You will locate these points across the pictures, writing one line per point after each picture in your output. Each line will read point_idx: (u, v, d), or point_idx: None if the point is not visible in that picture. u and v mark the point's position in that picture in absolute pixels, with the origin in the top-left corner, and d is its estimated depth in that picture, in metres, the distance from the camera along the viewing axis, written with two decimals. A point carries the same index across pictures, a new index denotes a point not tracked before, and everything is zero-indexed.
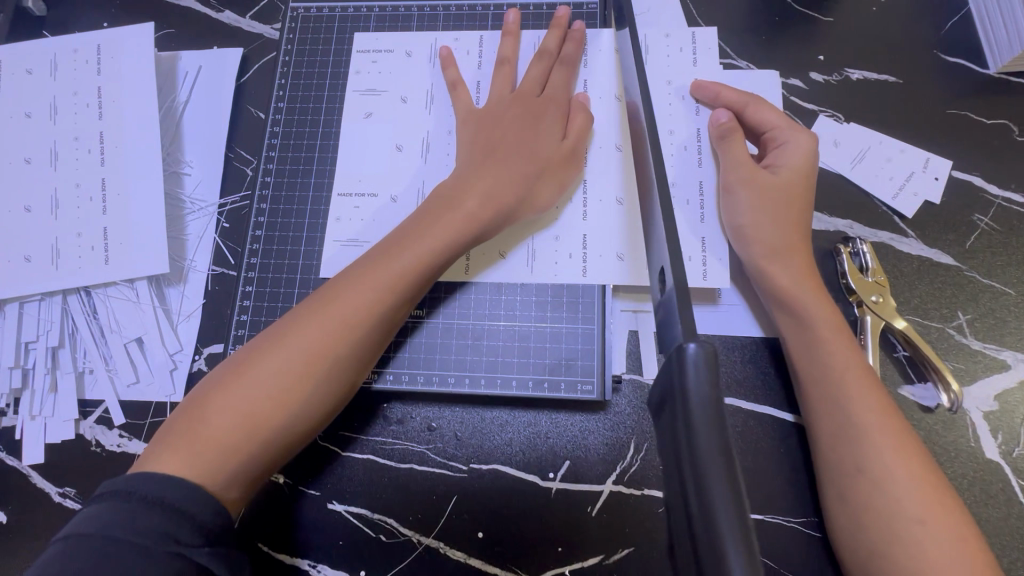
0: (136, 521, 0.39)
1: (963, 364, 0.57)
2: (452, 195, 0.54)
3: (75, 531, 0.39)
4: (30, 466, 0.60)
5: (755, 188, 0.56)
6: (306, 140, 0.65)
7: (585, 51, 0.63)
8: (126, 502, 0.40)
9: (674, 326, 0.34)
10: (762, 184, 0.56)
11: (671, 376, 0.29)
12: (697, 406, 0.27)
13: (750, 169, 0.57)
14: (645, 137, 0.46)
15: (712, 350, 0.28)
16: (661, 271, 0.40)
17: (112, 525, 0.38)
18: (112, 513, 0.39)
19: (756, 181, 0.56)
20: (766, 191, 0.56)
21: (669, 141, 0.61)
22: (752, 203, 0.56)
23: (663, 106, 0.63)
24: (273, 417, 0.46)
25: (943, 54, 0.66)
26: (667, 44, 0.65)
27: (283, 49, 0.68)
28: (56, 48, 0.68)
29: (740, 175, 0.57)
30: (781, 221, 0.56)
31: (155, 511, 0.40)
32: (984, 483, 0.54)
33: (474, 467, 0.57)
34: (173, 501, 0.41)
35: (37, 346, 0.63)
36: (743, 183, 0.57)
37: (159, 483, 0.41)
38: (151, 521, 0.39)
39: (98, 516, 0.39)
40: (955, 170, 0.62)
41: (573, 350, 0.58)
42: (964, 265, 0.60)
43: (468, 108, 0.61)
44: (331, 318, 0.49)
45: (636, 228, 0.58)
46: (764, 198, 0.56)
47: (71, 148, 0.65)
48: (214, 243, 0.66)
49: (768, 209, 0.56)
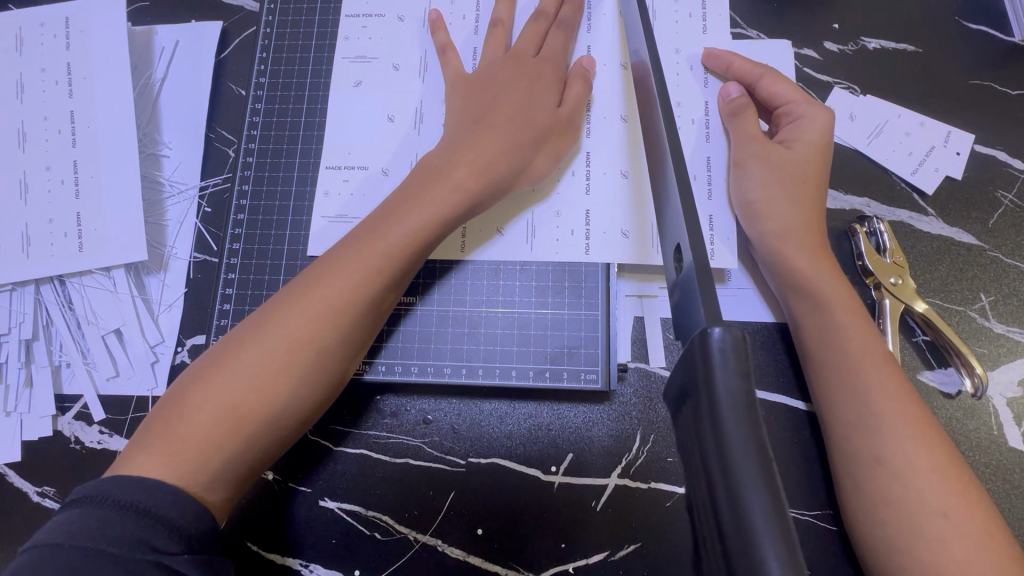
0: (111, 529, 0.36)
1: (985, 348, 0.54)
2: (442, 166, 0.51)
3: (43, 540, 0.36)
4: (6, 465, 0.57)
5: (765, 165, 0.53)
6: (290, 117, 0.61)
7: (586, 16, 0.59)
8: (100, 508, 0.37)
9: (695, 307, 0.32)
10: (773, 160, 0.53)
11: (695, 366, 0.26)
12: (725, 394, 0.24)
13: (761, 145, 0.54)
14: (655, 106, 0.43)
15: (741, 335, 0.25)
16: (677, 248, 0.37)
17: (85, 534, 0.35)
18: (85, 521, 0.36)
19: (767, 156, 0.53)
20: (777, 168, 0.53)
21: (676, 114, 0.58)
22: (763, 182, 0.53)
23: (668, 76, 0.59)
24: (258, 410, 0.43)
25: (965, 21, 0.62)
26: (675, 8, 0.61)
27: (265, 20, 0.64)
28: (22, 22, 0.63)
29: (750, 152, 0.54)
30: (794, 200, 0.52)
31: (130, 517, 0.37)
32: (1006, 472, 0.51)
33: (473, 461, 0.55)
34: (153, 506, 0.38)
35: (10, 339, 0.60)
36: (754, 160, 0.53)
37: (137, 487, 0.38)
38: (125, 528, 0.36)
39: (70, 524, 0.36)
40: (978, 144, 0.59)
41: (576, 338, 0.54)
42: (986, 244, 0.56)
43: (461, 75, 0.57)
44: (316, 301, 0.45)
45: (644, 200, 0.55)
46: (773, 177, 0.53)
47: (40, 128, 0.61)
48: (195, 228, 0.62)
49: (779, 187, 0.52)
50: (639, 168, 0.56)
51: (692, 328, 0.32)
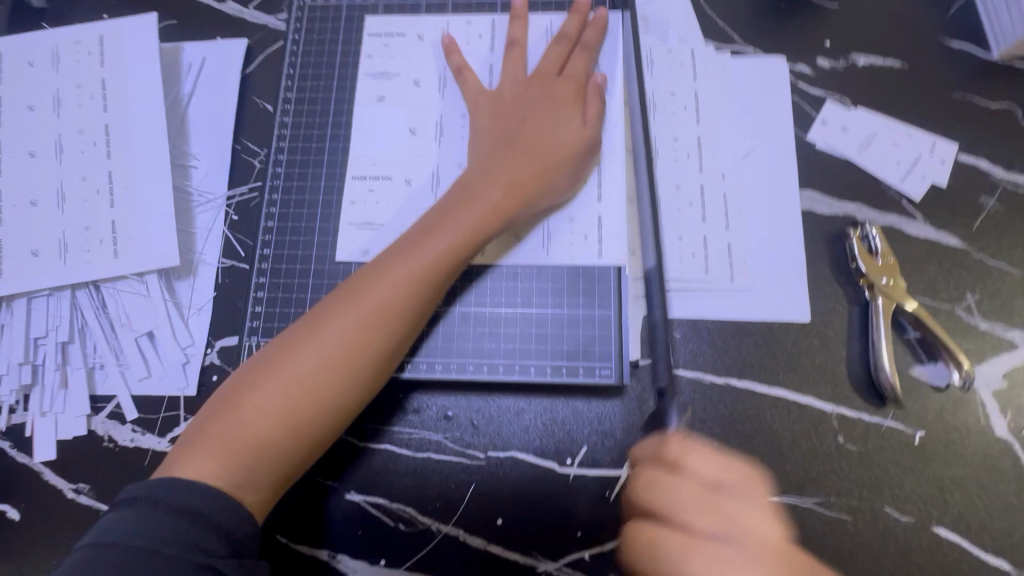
0: (165, 529, 0.39)
1: (972, 343, 0.58)
2: (472, 185, 0.55)
3: (100, 538, 0.39)
4: (42, 463, 0.60)
5: (720, 495, 0.45)
6: (317, 129, 0.64)
7: (614, 37, 0.63)
8: (154, 508, 0.40)
9: None
10: (706, 489, 0.45)
11: None
12: None
13: (679, 462, 0.47)
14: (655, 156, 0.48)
15: None
16: None
17: (141, 534, 0.38)
18: (140, 522, 0.39)
19: (696, 480, 0.46)
20: (715, 502, 0.44)
21: (672, 147, 0.64)
22: (732, 533, 0.43)
23: (665, 114, 0.65)
24: (308, 414, 0.46)
25: (948, 39, 0.66)
26: (669, 58, 0.67)
27: (291, 39, 0.67)
28: (57, 39, 0.67)
29: (642, 472, 0.48)
30: (641, 526, 0.45)
31: (182, 518, 0.40)
32: (993, 460, 0.55)
33: (492, 455, 0.58)
34: (202, 508, 0.41)
35: (46, 341, 0.62)
36: (654, 486, 0.46)
37: (191, 488, 0.41)
38: (177, 530, 0.39)
39: (127, 523, 0.39)
40: (962, 154, 0.63)
41: (590, 336, 0.58)
42: (971, 247, 0.60)
43: (480, 91, 0.61)
44: (362, 311, 0.49)
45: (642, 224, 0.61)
46: (722, 471, 0.47)
47: (76, 140, 0.64)
48: (224, 235, 0.65)
49: (755, 521, 0.44)
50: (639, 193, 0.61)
51: None
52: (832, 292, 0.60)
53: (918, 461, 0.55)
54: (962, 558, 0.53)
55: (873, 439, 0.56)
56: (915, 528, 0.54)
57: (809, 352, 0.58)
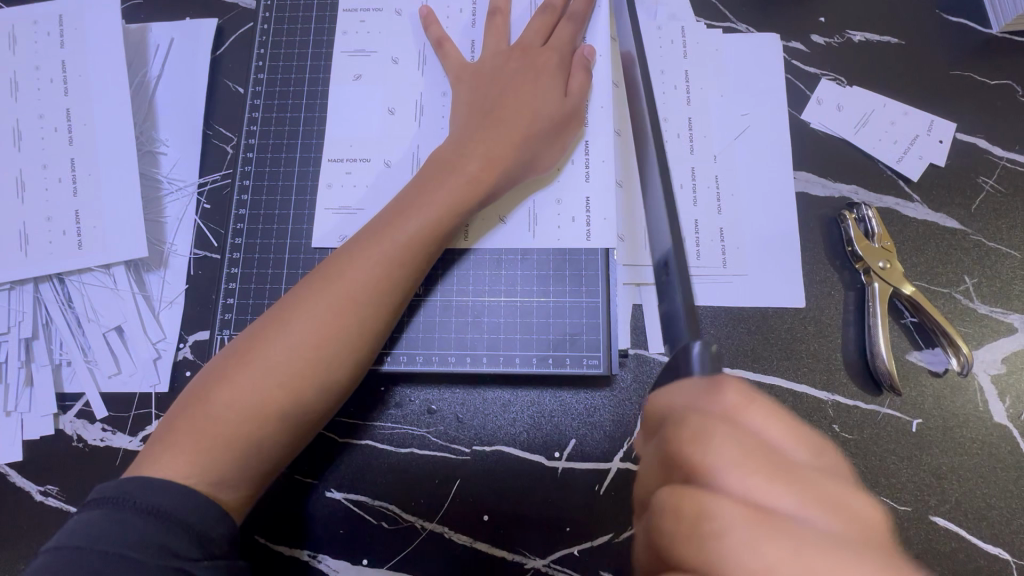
0: (132, 532, 0.36)
1: (971, 328, 0.56)
2: (453, 159, 0.52)
3: (64, 542, 0.36)
4: (7, 465, 0.57)
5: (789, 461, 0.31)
6: (290, 111, 0.61)
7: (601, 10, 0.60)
8: (121, 511, 0.37)
9: (680, 326, 0.39)
10: (765, 457, 0.31)
11: (678, 359, 0.37)
12: (697, 368, 0.36)
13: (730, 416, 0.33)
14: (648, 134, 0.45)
15: (714, 349, 0.36)
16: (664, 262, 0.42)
17: (107, 537, 0.36)
18: (107, 524, 0.37)
19: (754, 442, 0.32)
20: (782, 473, 0.31)
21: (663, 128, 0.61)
22: (812, 512, 0.29)
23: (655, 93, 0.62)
24: (285, 405, 0.44)
25: (945, 14, 0.64)
26: (659, 36, 0.64)
27: (262, 16, 0.64)
28: (15, 19, 0.63)
29: (676, 426, 0.33)
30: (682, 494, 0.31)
31: (151, 521, 0.37)
32: (992, 447, 0.53)
33: (478, 450, 0.56)
34: (172, 509, 0.38)
35: (8, 338, 0.59)
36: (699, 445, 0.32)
37: (160, 488, 0.39)
38: (146, 533, 0.37)
39: (91, 527, 0.37)
40: (959, 133, 0.61)
41: (578, 325, 0.55)
42: (969, 229, 0.58)
43: (462, 67, 0.58)
44: (336, 294, 0.46)
45: (630, 212, 0.59)
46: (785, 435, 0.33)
47: (35, 126, 0.61)
48: (195, 224, 0.63)
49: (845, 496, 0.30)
50: (626, 179, 0.60)
51: (675, 332, 0.40)
52: (827, 277, 0.58)
53: (916, 450, 0.54)
54: (961, 547, 0.52)
55: (868, 428, 0.54)
56: (913, 517, 0.52)
57: (804, 338, 0.56)
